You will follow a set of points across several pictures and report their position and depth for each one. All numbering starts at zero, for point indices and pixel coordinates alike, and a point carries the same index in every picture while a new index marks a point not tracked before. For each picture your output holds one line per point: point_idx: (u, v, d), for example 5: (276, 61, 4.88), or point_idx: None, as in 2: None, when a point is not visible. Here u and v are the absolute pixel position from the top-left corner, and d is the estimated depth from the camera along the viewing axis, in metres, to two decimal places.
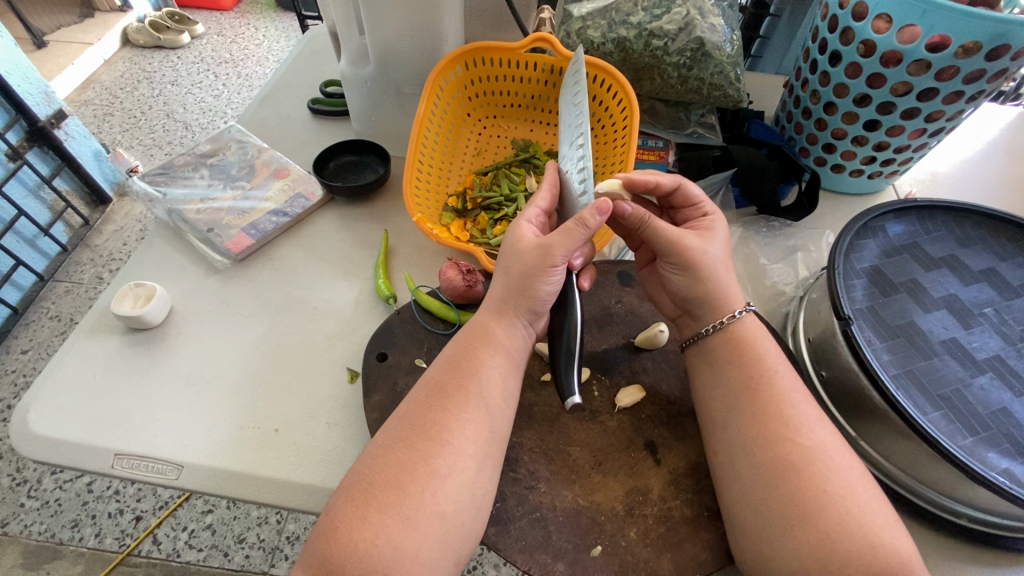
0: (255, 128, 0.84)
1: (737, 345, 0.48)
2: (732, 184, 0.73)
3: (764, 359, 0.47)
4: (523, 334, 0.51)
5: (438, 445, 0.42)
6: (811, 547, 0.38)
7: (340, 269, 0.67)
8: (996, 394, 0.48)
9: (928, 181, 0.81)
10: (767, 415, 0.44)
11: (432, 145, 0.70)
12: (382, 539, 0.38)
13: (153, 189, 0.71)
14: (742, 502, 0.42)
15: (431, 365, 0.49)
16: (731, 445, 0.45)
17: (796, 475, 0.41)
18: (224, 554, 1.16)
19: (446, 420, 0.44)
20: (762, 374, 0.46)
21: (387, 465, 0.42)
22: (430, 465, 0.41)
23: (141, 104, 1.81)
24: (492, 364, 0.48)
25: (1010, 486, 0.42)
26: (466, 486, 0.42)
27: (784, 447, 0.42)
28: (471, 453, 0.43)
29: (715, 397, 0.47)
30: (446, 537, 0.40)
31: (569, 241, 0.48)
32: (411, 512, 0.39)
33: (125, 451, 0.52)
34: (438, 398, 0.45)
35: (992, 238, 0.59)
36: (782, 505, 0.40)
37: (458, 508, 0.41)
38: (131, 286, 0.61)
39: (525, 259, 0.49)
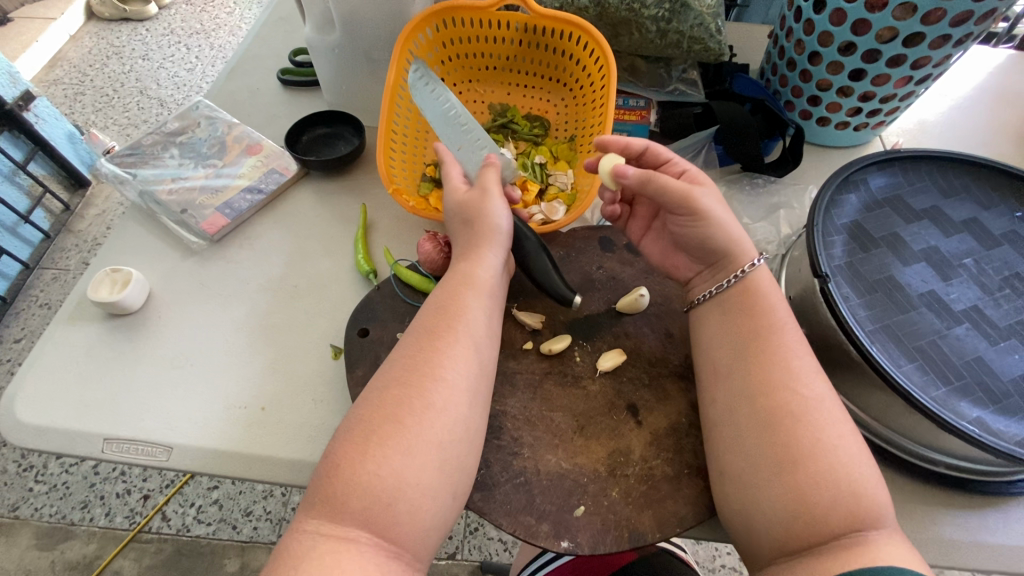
0: (224, 103, 0.81)
1: (752, 296, 0.48)
2: (714, 142, 0.72)
3: (767, 302, 0.47)
4: (499, 272, 0.52)
5: (430, 379, 0.43)
6: (794, 495, 0.39)
7: (319, 243, 0.66)
8: (972, 343, 0.48)
9: (914, 130, 0.80)
10: (769, 356, 0.45)
11: (405, 114, 0.68)
12: (384, 469, 0.39)
13: (122, 171, 0.69)
14: (732, 445, 0.43)
15: (419, 311, 0.49)
16: (730, 394, 0.45)
17: (790, 421, 0.41)
18: (233, 527, 1.19)
19: (437, 356, 0.44)
20: (767, 322, 0.46)
21: (383, 401, 0.42)
22: (425, 399, 0.42)
23: (112, 82, 1.74)
24: (476, 302, 0.48)
25: (980, 433, 0.43)
26: (461, 419, 0.43)
27: (779, 393, 0.43)
28: (464, 387, 0.44)
29: (716, 344, 0.48)
30: (444, 467, 0.41)
31: (491, 176, 0.54)
32: (411, 443, 0.40)
33: (113, 435, 0.53)
34: (429, 338, 0.46)
35: (975, 187, 0.59)
36: (772, 448, 0.41)
37: (455, 438, 0.42)
38: (107, 271, 0.60)
39: (463, 204, 0.53)
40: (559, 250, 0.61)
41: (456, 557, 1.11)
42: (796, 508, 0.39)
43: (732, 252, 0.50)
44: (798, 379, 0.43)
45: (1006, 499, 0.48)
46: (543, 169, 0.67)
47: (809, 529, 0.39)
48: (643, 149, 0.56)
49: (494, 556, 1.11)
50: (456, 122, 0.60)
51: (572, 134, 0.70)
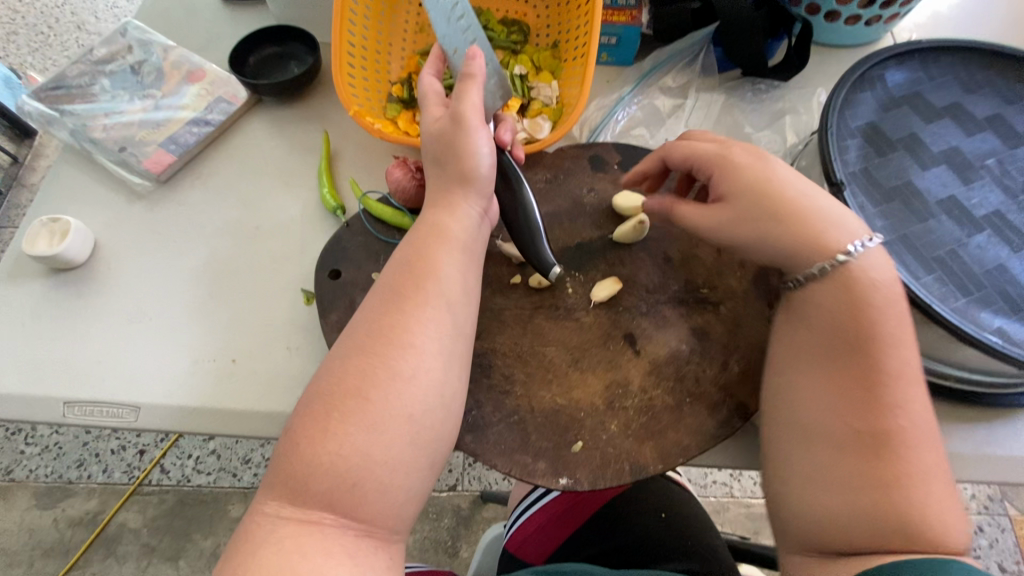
0: (158, 24, 0.71)
1: (850, 289, 0.40)
2: (714, 43, 0.64)
3: (871, 305, 0.40)
4: (479, 222, 0.46)
5: (398, 346, 0.39)
6: (863, 522, 0.37)
7: (280, 179, 0.59)
8: (994, 251, 0.44)
9: (929, 23, 0.72)
10: (858, 374, 0.39)
11: (362, 24, 0.59)
12: (347, 447, 0.36)
13: (47, 107, 0.61)
14: (790, 457, 0.40)
15: (383, 271, 0.44)
16: (812, 399, 0.40)
17: (879, 444, 0.37)
18: (234, 475, 1.19)
19: (405, 321, 0.40)
20: (867, 331, 0.39)
21: (346, 374, 0.38)
22: (392, 368, 0.38)
23: (43, 15, 1.56)
24: (449, 260, 0.43)
25: (1001, 344, 0.40)
26: (434, 386, 0.39)
27: (872, 410, 0.38)
28: (436, 353, 0.40)
29: (795, 343, 0.42)
30: (416, 440, 0.38)
31: (473, 97, 0.45)
32: (376, 418, 0.37)
33: (74, 398, 0.49)
34: (393, 302, 0.41)
35: (999, 80, 0.53)
36: (850, 470, 0.38)
37: (427, 409, 0.39)
38: (43, 221, 0.54)
39: (439, 133, 0.46)
40: (545, 173, 0.56)
41: (457, 488, 1.13)
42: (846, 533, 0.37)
43: (756, 246, 0.44)
44: (890, 404, 0.38)
45: (1013, 409, 0.47)
46: (524, 81, 0.60)
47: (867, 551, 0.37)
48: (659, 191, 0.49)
49: (494, 485, 1.13)
50: (460, 28, 0.50)
51: (554, 39, 0.63)
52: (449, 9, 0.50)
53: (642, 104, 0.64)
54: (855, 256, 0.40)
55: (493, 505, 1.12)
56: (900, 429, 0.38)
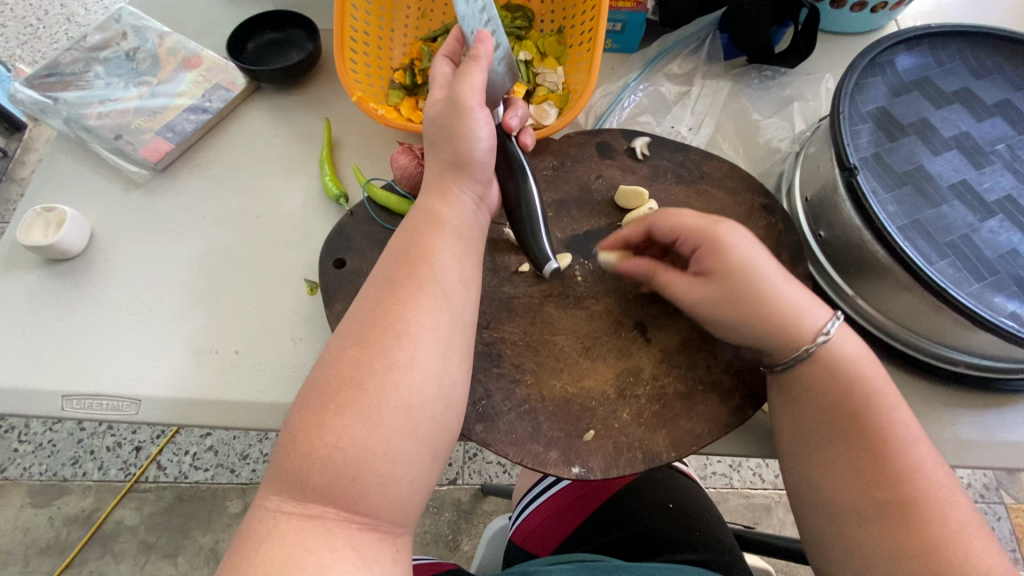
0: (152, 11, 0.69)
1: (835, 367, 0.39)
2: (720, 30, 0.64)
3: (852, 376, 0.39)
4: (473, 210, 0.45)
5: (393, 336, 0.38)
6: None
7: (281, 168, 0.58)
8: (1006, 236, 0.44)
9: (934, 10, 0.72)
10: (858, 447, 0.37)
11: (364, 9, 0.58)
12: (344, 440, 0.35)
13: (40, 95, 0.59)
14: (821, 539, 0.39)
15: (377, 259, 0.43)
16: (821, 482, 0.39)
17: (901, 514, 0.36)
18: (232, 471, 1.18)
19: (399, 310, 0.38)
20: (853, 407, 0.38)
21: (340, 365, 0.37)
22: (387, 358, 0.37)
23: (30, 6, 1.53)
24: (443, 246, 0.42)
25: (1017, 328, 0.40)
26: (432, 376, 0.38)
27: (882, 484, 0.36)
28: (433, 341, 0.38)
29: (788, 423, 0.41)
30: (416, 430, 0.37)
31: (475, 82, 0.44)
32: (372, 410, 0.36)
33: (72, 391, 0.48)
34: (388, 291, 0.40)
35: (1008, 66, 0.53)
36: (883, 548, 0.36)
37: (426, 399, 0.37)
38: (37, 211, 0.53)
39: (439, 115, 0.45)
40: (552, 161, 0.55)
41: (457, 482, 1.13)
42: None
43: (781, 337, 0.41)
44: (900, 471, 0.36)
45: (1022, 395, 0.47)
46: (529, 67, 0.59)
47: None
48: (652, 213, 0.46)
49: (494, 479, 1.13)
50: (476, 8, 0.48)
51: (560, 26, 0.62)
52: None
53: (647, 90, 0.63)
54: (824, 344, 0.40)
55: (494, 498, 1.12)
56: (921, 495, 0.36)
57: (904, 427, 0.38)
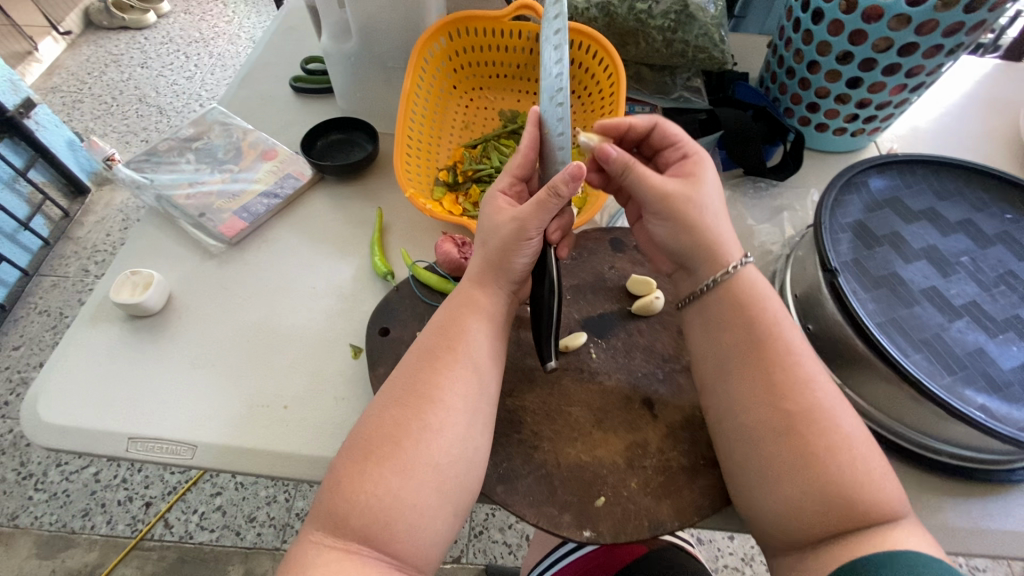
0: (237, 111, 0.82)
1: (739, 295, 0.48)
2: (719, 147, 0.74)
3: (757, 307, 0.47)
4: (504, 301, 0.52)
5: (429, 401, 0.44)
6: (810, 491, 0.40)
7: (336, 247, 0.67)
8: (973, 336, 0.50)
9: (907, 136, 0.83)
10: (763, 368, 0.44)
11: (419, 121, 0.69)
12: (381, 489, 0.40)
13: (139, 176, 0.70)
14: (740, 455, 0.44)
15: (419, 331, 0.50)
16: (730, 402, 0.45)
17: (796, 423, 0.42)
18: (237, 533, 1.19)
19: (436, 379, 0.45)
20: (758, 334, 0.45)
21: (382, 422, 0.43)
22: (423, 420, 0.43)
23: (111, 90, 1.75)
24: (477, 327, 0.49)
25: (986, 419, 0.45)
26: (458, 439, 0.43)
27: (775, 396, 0.43)
28: (463, 409, 0.44)
29: (711, 355, 0.48)
30: (442, 487, 0.41)
31: (542, 218, 0.48)
32: (406, 464, 0.41)
33: (138, 434, 0.53)
34: (427, 360, 0.46)
35: (969, 189, 0.61)
36: (779, 449, 0.41)
37: (452, 460, 0.42)
38: (127, 274, 0.61)
39: (502, 232, 0.49)
40: (571, 251, 0.63)
41: (460, 561, 1.12)
42: (810, 515, 0.40)
43: (710, 259, 0.49)
44: (797, 384, 0.43)
45: (1004, 486, 0.50)
46: None
47: (825, 517, 0.39)
48: (653, 126, 0.55)
49: (499, 559, 1.12)
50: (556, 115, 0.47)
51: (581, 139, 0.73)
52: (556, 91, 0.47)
53: None
54: (740, 268, 0.49)
55: None
56: (817, 404, 0.42)
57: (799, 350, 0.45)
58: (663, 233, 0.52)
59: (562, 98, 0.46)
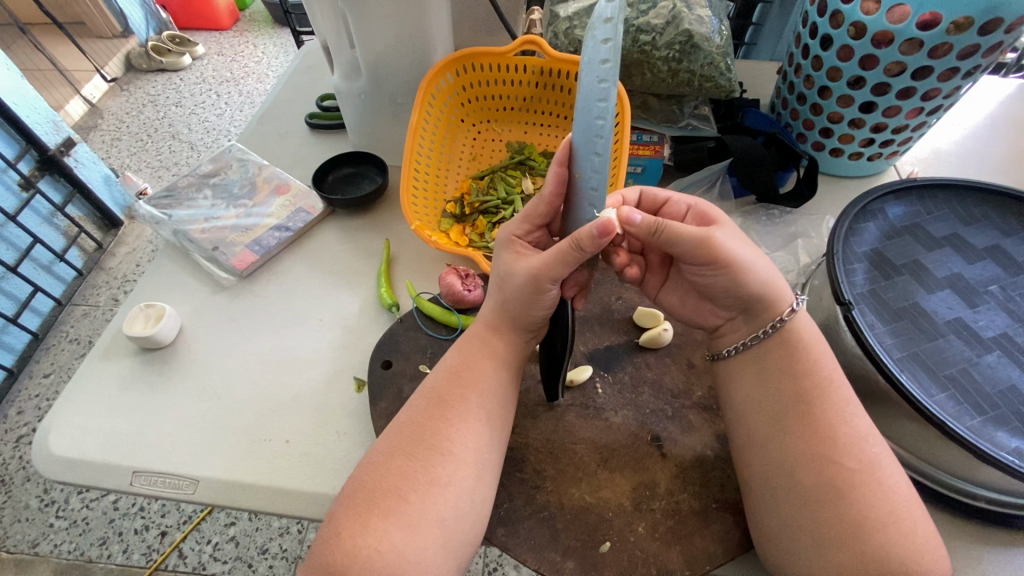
0: (254, 147, 0.85)
1: (791, 348, 0.45)
2: (729, 174, 0.73)
3: (803, 355, 0.45)
4: (519, 347, 0.51)
5: (437, 453, 0.43)
6: (854, 557, 0.38)
7: (344, 279, 0.68)
8: (1005, 372, 0.47)
9: (929, 159, 0.80)
10: (806, 419, 0.42)
11: (427, 155, 0.70)
12: (384, 544, 0.38)
13: (159, 212, 0.72)
14: (776, 507, 0.42)
15: (430, 376, 0.49)
16: (771, 457, 0.43)
17: (844, 481, 0.39)
18: (249, 565, 1.17)
19: (445, 429, 0.44)
20: (803, 385, 0.44)
21: (388, 473, 0.42)
22: (430, 473, 0.42)
23: (147, 127, 1.84)
24: (490, 376, 0.48)
25: (1019, 464, 0.42)
26: (466, 493, 0.42)
27: (823, 450, 0.41)
28: (472, 461, 0.43)
29: (754, 406, 0.46)
30: (447, 543, 0.40)
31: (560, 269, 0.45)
32: (412, 519, 0.40)
33: (142, 468, 0.53)
34: (438, 408, 0.45)
35: (995, 214, 0.58)
36: (825, 510, 0.39)
37: (458, 514, 0.41)
38: (141, 307, 0.63)
39: (520, 287, 0.47)
40: None
41: None
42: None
43: (767, 302, 0.46)
44: (846, 438, 0.41)
45: None
46: None
47: None
48: (638, 195, 0.56)
49: None
50: (592, 158, 0.41)
51: None
52: (591, 132, 0.39)
53: None
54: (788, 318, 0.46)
55: None
56: (867, 460, 0.40)
57: (848, 399, 0.43)
58: (715, 285, 0.48)
59: (601, 145, 0.39)
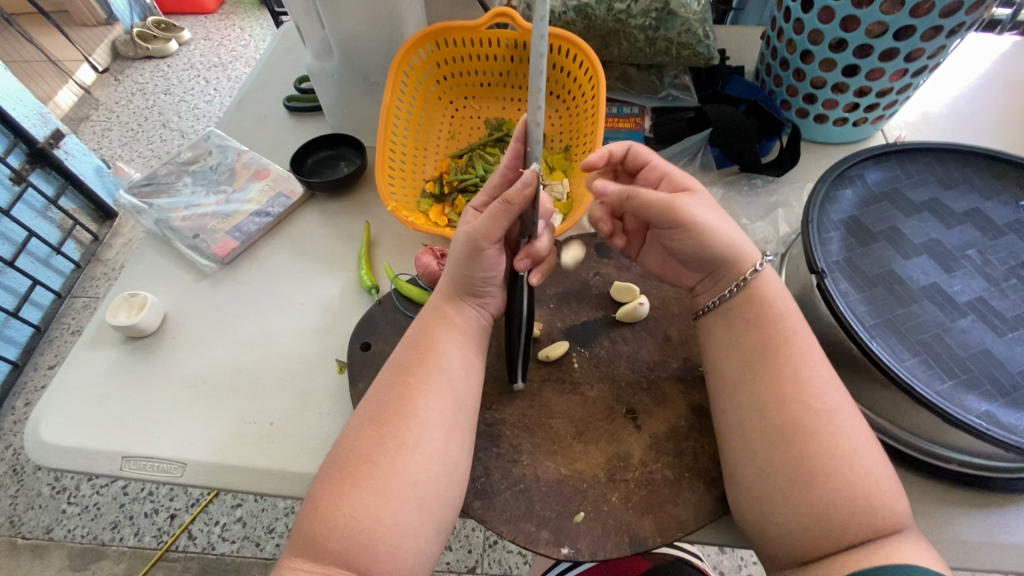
0: (234, 132, 0.84)
1: (759, 304, 0.46)
2: (711, 145, 0.72)
3: (774, 311, 0.46)
4: (477, 316, 0.52)
5: (405, 418, 0.43)
6: (816, 511, 0.39)
7: (325, 262, 0.68)
8: (978, 336, 0.47)
9: (917, 123, 0.79)
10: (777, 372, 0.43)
11: (403, 135, 0.70)
12: (359, 511, 0.39)
13: (139, 201, 0.72)
14: (745, 460, 0.43)
15: (396, 347, 0.50)
16: (740, 408, 0.44)
17: (809, 434, 0.41)
18: (256, 544, 1.21)
19: (410, 395, 0.45)
20: (778, 338, 0.45)
21: (360, 442, 0.43)
22: (399, 438, 0.42)
23: (136, 116, 1.83)
24: (450, 341, 0.48)
25: (987, 427, 0.42)
26: (437, 454, 0.43)
27: (792, 401, 0.42)
28: (439, 424, 0.44)
29: (727, 359, 0.46)
30: (422, 504, 0.41)
31: (495, 228, 0.46)
32: (384, 483, 0.41)
33: (131, 453, 0.55)
34: (402, 376, 0.46)
35: (976, 177, 0.58)
36: (790, 462, 0.40)
37: (431, 476, 0.42)
38: (124, 297, 0.63)
39: (460, 249, 0.48)
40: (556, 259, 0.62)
41: (475, 571, 1.10)
42: (811, 526, 0.39)
43: (732, 261, 0.47)
44: (814, 389, 0.42)
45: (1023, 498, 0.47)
46: None
47: (831, 538, 0.38)
48: (625, 150, 0.53)
49: (514, 569, 1.10)
50: None
51: (567, 144, 0.71)
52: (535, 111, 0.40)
53: None
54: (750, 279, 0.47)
55: None
56: (829, 412, 0.41)
57: (814, 353, 0.44)
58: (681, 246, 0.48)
59: None
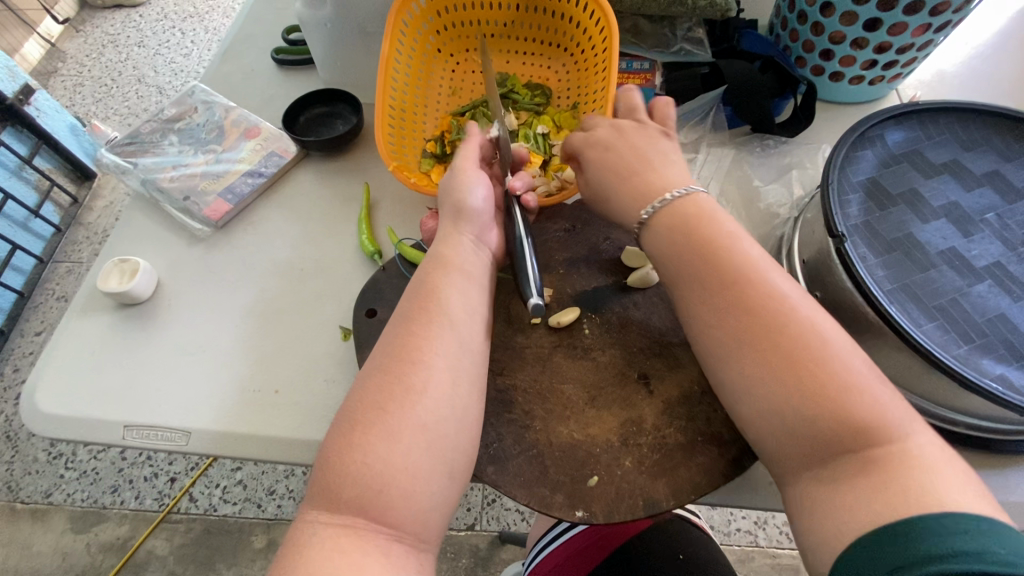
0: (220, 88, 0.79)
1: (690, 215, 0.46)
2: (724, 103, 0.69)
3: (707, 223, 0.45)
4: (475, 251, 0.51)
5: (411, 363, 0.42)
6: (808, 418, 0.37)
7: (324, 226, 0.65)
8: (995, 301, 0.47)
9: (932, 82, 0.76)
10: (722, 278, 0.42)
11: (402, 90, 0.66)
12: (370, 457, 0.39)
13: (123, 160, 0.68)
14: (731, 389, 0.41)
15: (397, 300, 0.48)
16: (701, 321, 0.43)
17: (772, 331, 0.39)
18: (258, 505, 1.22)
19: (414, 340, 0.44)
20: (715, 241, 0.44)
21: (366, 391, 0.42)
22: (405, 383, 0.42)
23: (109, 71, 1.73)
24: (451, 283, 0.47)
25: (1004, 391, 0.42)
26: (446, 398, 0.42)
27: (746, 305, 0.41)
28: (445, 368, 0.43)
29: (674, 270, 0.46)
30: (433, 446, 0.40)
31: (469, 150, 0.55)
32: (394, 427, 0.40)
33: (133, 422, 0.54)
34: (404, 322, 0.45)
35: (997, 137, 0.56)
36: (764, 368, 0.39)
37: (440, 420, 0.41)
38: (114, 262, 0.61)
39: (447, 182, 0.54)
40: (565, 223, 0.60)
41: (474, 528, 1.13)
42: (813, 436, 0.37)
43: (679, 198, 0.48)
44: (758, 294, 0.41)
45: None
46: (547, 139, 0.66)
47: (827, 442, 0.36)
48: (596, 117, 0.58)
49: (512, 526, 1.13)
50: None
51: (574, 102, 0.68)
52: None
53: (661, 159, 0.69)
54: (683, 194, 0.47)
55: (512, 546, 1.11)
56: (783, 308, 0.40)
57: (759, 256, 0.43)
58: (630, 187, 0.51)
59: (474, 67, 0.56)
